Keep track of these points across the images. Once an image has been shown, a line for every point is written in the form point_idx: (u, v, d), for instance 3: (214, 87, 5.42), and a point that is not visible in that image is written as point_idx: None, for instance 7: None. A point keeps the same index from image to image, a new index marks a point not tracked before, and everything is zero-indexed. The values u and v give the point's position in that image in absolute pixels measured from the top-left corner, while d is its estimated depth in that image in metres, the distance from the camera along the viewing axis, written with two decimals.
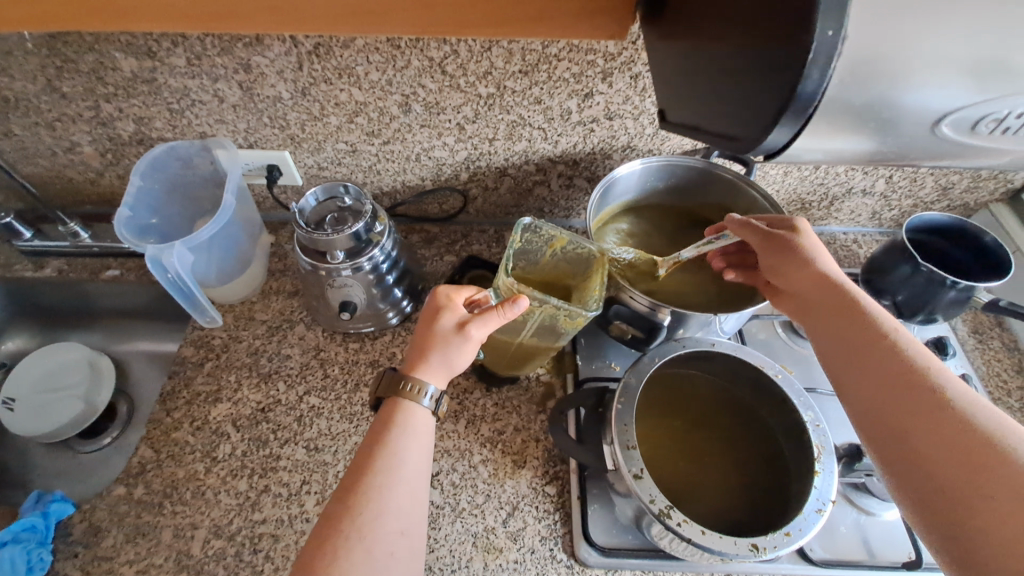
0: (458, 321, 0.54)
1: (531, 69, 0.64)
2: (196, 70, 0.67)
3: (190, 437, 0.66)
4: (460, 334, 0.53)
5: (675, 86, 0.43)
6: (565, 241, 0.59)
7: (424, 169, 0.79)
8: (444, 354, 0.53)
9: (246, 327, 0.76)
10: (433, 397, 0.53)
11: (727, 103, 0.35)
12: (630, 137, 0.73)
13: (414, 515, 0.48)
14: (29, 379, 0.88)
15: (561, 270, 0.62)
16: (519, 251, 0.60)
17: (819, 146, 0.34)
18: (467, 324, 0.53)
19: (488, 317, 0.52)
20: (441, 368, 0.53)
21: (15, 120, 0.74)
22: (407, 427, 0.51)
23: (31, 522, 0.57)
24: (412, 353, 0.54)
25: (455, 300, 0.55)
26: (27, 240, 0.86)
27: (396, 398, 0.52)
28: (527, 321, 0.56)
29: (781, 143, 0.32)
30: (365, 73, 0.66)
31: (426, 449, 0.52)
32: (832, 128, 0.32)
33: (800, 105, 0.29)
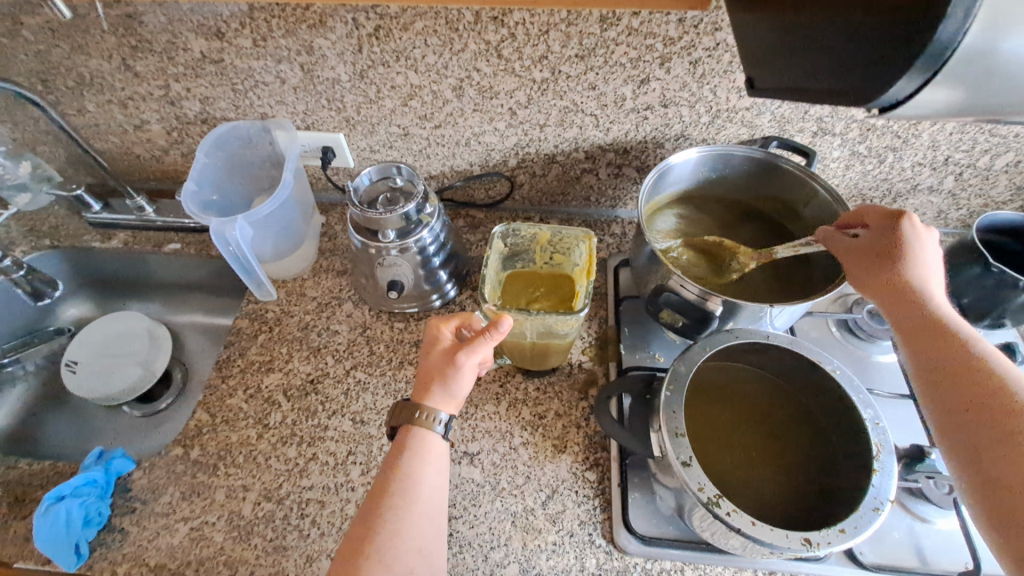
0: (449, 353, 0.55)
1: (587, 54, 0.64)
2: (261, 51, 0.69)
3: (244, 403, 0.69)
4: (452, 365, 0.54)
5: (767, 55, 0.44)
6: (548, 236, 0.67)
7: (473, 154, 0.80)
8: (441, 382, 0.54)
9: (298, 302, 0.79)
10: (445, 421, 0.54)
11: (846, 63, 0.34)
12: (685, 125, 0.72)
13: (431, 533, 0.50)
14: (92, 345, 0.93)
15: (556, 266, 0.70)
16: (511, 253, 0.69)
17: (940, 105, 0.30)
18: (457, 352, 0.54)
19: (477, 343, 0.53)
20: (444, 394, 0.54)
21: (89, 97, 0.78)
22: (422, 454, 0.52)
23: (92, 476, 0.61)
24: (416, 386, 0.56)
25: (444, 330, 0.57)
26: (96, 212, 0.91)
27: (404, 428, 0.53)
28: (525, 330, 0.59)
29: (907, 96, 0.30)
30: (422, 56, 0.67)
31: (442, 469, 0.54)
32: (957, 82, 0.28)
33: (931, 55, 0.27)
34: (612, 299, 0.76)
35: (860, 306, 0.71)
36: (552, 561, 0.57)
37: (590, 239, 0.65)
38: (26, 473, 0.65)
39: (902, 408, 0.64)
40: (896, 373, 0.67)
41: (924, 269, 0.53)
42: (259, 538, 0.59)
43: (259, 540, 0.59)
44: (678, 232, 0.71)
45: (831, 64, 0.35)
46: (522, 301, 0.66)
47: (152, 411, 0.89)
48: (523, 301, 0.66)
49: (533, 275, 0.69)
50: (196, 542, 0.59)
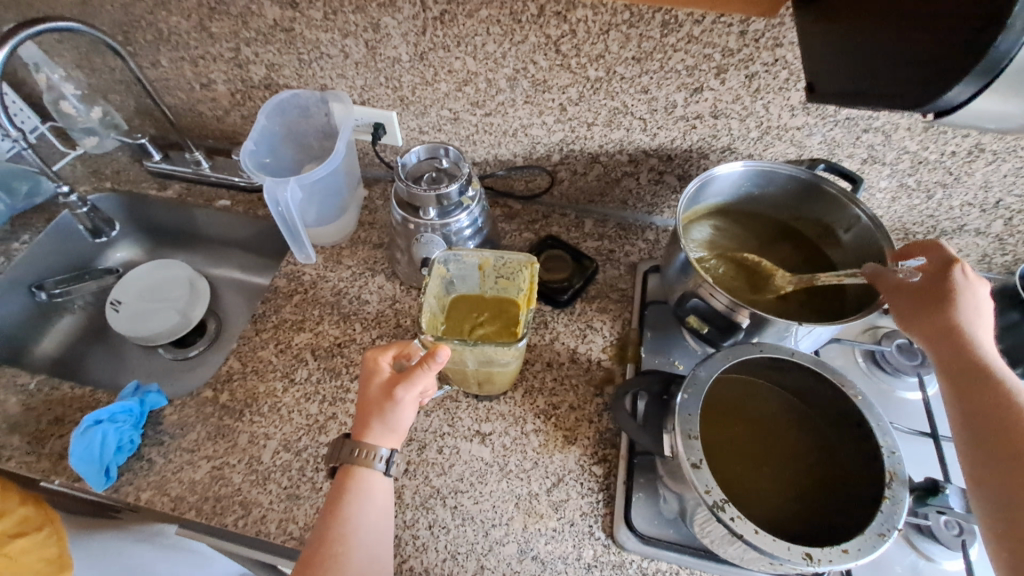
0: (387, 387, 0.56)
1: (645, 57, 0.65)
2: (330, 24, 0.72)
3: (274, 357, 0.73)
4: (390, 400, 0.55)
5: (831, 63, 0.45)
6: (490, 262, 0.68)
7: (518, 145, 0.82)
8: (381, 418, 0.56)
9: (334, 269, 0.81)
10: (385, 457, 0.56)
11: (908, 71, 0.36)
12: (733, 138, 0.72)
13: (379, 559, 0.53)
14: (137, 288, 0.97)
15: (500, 293, 0.71)
16: (453, 279, 0.70)
17: (990, 114, 0.32)
18: (395, 387, 0.56)
19: (414, 375, 0.55)
20: (386, 428, 0.56)
21: (164, 52, 0.83)
22: (361, 492, 0.55)
23: (129, 406, 0.64)
24: (357, 418, 0.57)
25: (384, 365, 0.58)
26: (156, 162, 0.95)
27: (347, 466, 0.56)
28: (466, 359, 0.60)
29: (960, 103, 0.33)
30: (482, 44, 0.69)
31: (386, 498, 0.56)
32: (1009, 93, 0.31)
33: (992, 62, 0.30)
34: (638, 302, 0.77)
35: (889, 339, 0.71)
36: (550, 546, 0.58)
37: (532, 266, 0.67)
38: (67, 395, 0.69)
39: (919, 445, 0.64)
40: (918, 411, 0.67)
41: (976, 322, 0.52)
42: (274, 484, 0.62)
43: (274, 486, 0.62)
44: (713, 244, 0.72)
45: (896, 71, 0.37)
46: (467, 327, 0.67)
47: (183, 356, 0.94)
48: (468, 326, 0.67)
49: (476, 300, 0.70)
50: (215, 480, 0.62)
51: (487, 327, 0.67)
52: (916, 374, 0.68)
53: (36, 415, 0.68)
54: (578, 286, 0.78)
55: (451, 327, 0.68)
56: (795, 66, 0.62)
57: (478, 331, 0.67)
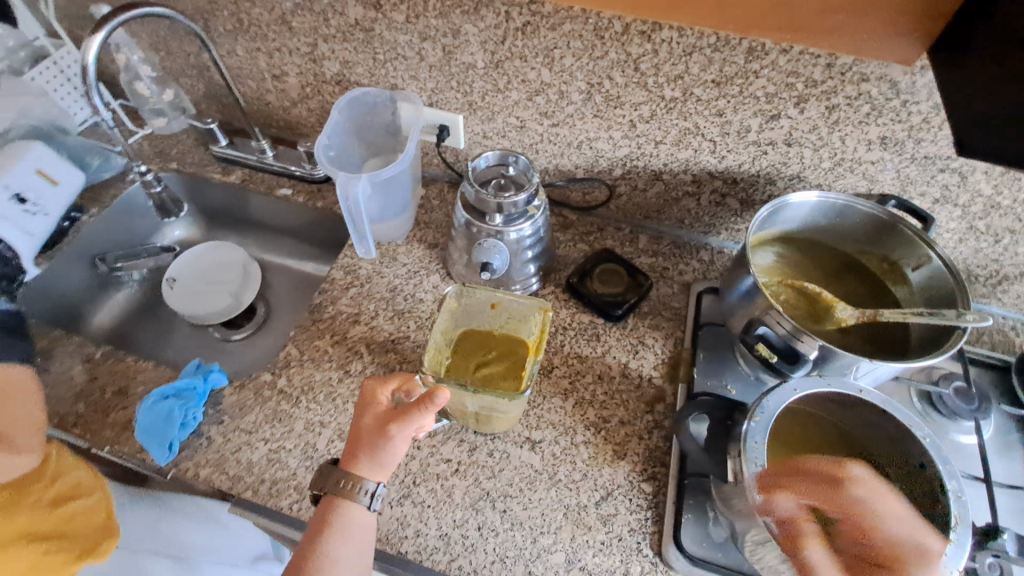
0: (383, 422, 0.58)
1: (725, 81, 0.66)
2: (411, 28, 0.73)
3: (329, 347, 0.74)
4: (385, 436, 0.57)
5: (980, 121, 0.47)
6: (502, 302, 0.69)
7: (580, 157, 0.83)
8: (371, 454, 0.58)
9: (389, 265, 0.83)
10: (370, 492, 0.57)
11: None
12: (803, 167, 0.72)
13: None
14: (194, 267, 0.99)
15: (510, 332, 0.70)
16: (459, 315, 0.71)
17: None
18: (391, 423, 0.57)
19: (409, 417, 0.57)
20: (372, 464, 0.58)
21: (242, 42, 0.84)
22: (342, 527, 0.56)
23: (192, 384, 0.66)
24: (349, 448, 0.59)
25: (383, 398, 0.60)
26: (221, 146, 0.97)
27: (333, 496, 0.57)
28: (467, 401, 0.61)
29: None
30: (561, 56, 0.69)
31: (367, 538, 0.57)
32: None
33: None
34: (691, 322, 0.78)
35: (947, 381, 0.70)
36: (598, 559, 0.60)
37: (545, 312, 0.68)
38: (131, 368, 0.72)
39: (970, 490, 0.63)
40: (972, 455, 0.66)
41: None
42: None
43: None
44: (774, 271, 0.72)
45: None
46: (473, 364, 0.67)
47: (227, 337, 0.96)
48: (473, 363, 0.67)
49: (485, 337, 0.69)
50: (272, 464, 0.64)
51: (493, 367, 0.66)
52: (973, 419, 0.67)
53: (101, 384, 0.70)
54: (633, 301, 0.78)
55: (459, 362, 0.67)
56: (878, 101, 0.62)
57: (484, 369, 0.66)
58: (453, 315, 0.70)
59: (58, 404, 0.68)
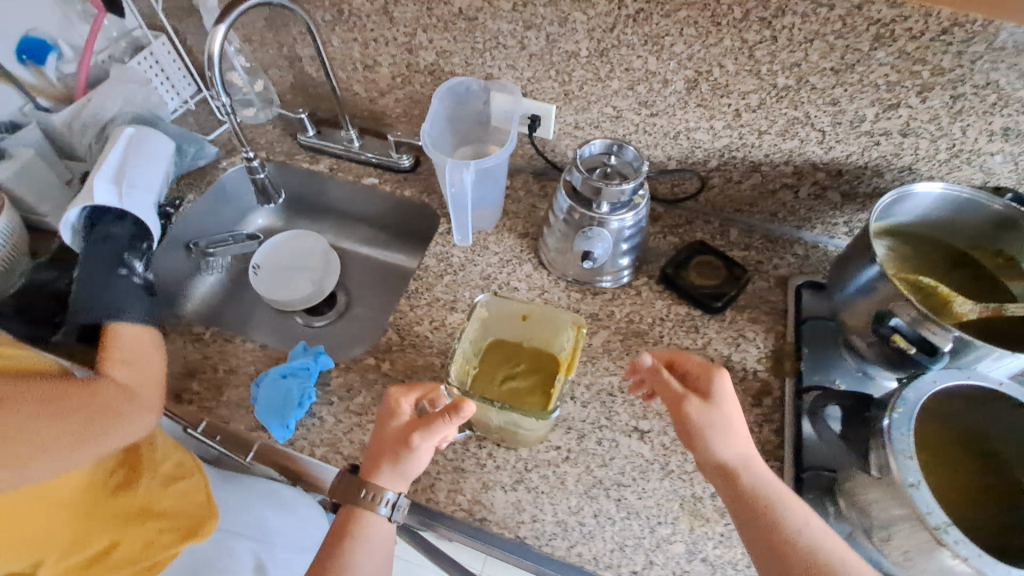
0: (405, 432, 0.59)
1: (844, 69, 0.64)
2: (516, 16, 0.73)
3: (429, 333, 0.75)
4: (408, 447, 0.58)
5: None
6: (535, 313, 0.69)
7: (675, 148, 0.82)
8: (393, 460, 0.58)
9: (481, 254, 0.83)
10: (390, 504, 0.58)
11: None
12: (916, 158, 0.70)
13: None
14: (278, 255, 1.01)
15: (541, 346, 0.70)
16: (488, 325, 0.71)
17: None
18: (413, 434, 0.58)
19: (433, 427, 0.57)
20: (393, 471, 0.58)
21: (338, 33, 0.85)
22: (362, 536, 0.58)
23: (305, 364, 0.68)
24: (369, 458, 0.60)
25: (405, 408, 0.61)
26: (308, 136, 0.99)
27: (353, 506, 0.58)
28: (491, 417, 0.60)
29: None
30: (671, 44, 0.69)
31: (384, 546, 0.59)
32: None
33: None
34: (793, 316, 0.77)
35: None
36: (718, 550, 0.59)
37: (580, 328, 0.67)
38: (239, 349, 0.73)
39: None
40: None
41: None
42: (440, 456, 0.64)
43: (440, 457, 0.64)
44: (892, 263, 0.70)
45: None
46: (498, 376, 0.67)
47: (310, 324, 0.97)
48: (501, 374, 0.67)
49: (514, 349, 0.69)
50: None
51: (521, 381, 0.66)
52: None
53: (212, 364, 0.72)
54: (733, 293, 0.77)
55: (485, 373, 0.67)
56: (1006, 91, 0.61)
57: (510, 382, 0.66)
58: (485, 324, 0.70)
59: (173, 382, 0.70)
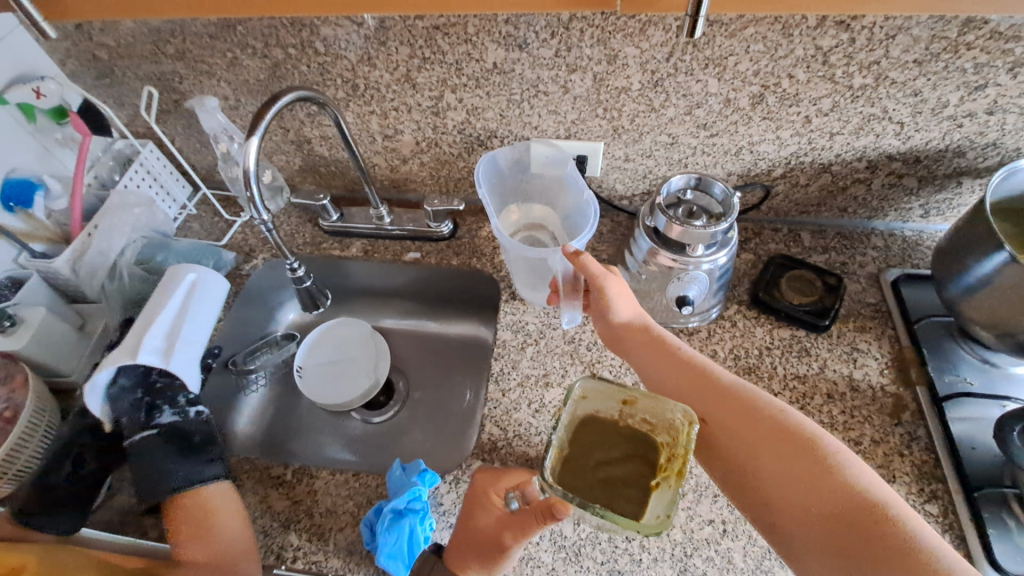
0: (497, 528, 0.55)
1: (928, 59, 0.60)
2: (559, 61, 0.67)
3: (532, 418, 0.68)
4: (500, 547, 0.55)
5: None
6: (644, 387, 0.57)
7: (737, 163, 0.77)
8: (483, 559, 0.55)
9: (557, 315, 0.77)
10: None
11: None
12: (1002, 133, 0.67)
13: None
14: (316, 351, 0.92)
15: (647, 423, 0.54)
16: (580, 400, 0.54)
17: None
18: (507, 536, 0.54)
19: (528, 530, 0.53)
20: (482, 569, 0.55)
21: (354, 108, 0.78)
22: None
23: (419, 493, 0.61)
24: (455, 544, 0.57)
25: (495, 497, 0.58)
26: (332, 220, 0.91)
27: None
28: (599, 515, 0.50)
29: None
30: (735, 63, 0.64)
31: None
32: None
33: None
34: (900, 317, 0.73)
35: None
36: None
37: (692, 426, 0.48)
38: (331, 483, 0.66)
39: None
40: None
41: None
42: (591, 561, 0.58)
43: (591, 562, 0.58)
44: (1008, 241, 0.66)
45: None
46: (593, 459, 0.50)
47: (368, 420, 0.89)
48: (595, 457, 0.50)
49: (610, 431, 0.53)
50: (527, 562, 0.58)
51: (622, 468, 0.50)
52: None
53: (306, 508, 0.64)
54: (835, 306, 0.73)
55: (575, 457, 0.50)
56: None
57: (606, 467, 0.50)
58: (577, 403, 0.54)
59: (269, 539, 0.62)
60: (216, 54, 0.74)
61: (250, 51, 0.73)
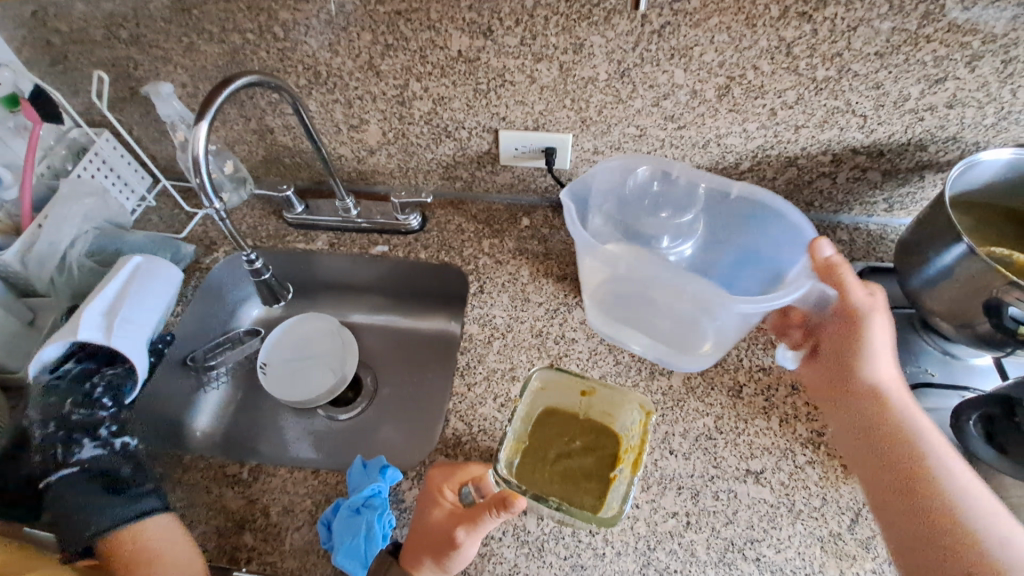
0: (447, 522, 0.55)
1: (889, 51, 0.61)
2: (524, 50, 0.66)
3: (497, 413, 0.67)
4: (449, 542, 0.53)
5: None
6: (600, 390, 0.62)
7: (705, 156, 0.76)
8: (436, 556, 0.54)
9: (525, 308, 0.76)
10: None
11: None
12: (961, 127, 0.68)
13: None
14: (281, 347, 0.89)
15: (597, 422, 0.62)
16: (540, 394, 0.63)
17: None
18: (457, 528, 0.54)
19: (480, 521, 0.53)
20: (437, 567, 0.54)
21: (316, 96, 0.76)
22: None
23: (378, 488, 0.59)
24: (410, 543, 0.57)
25: (444, 492, 0.57)
26: (297, 213, 0.89)
27: None
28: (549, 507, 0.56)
29: None
30: (701, 53, 0.64)
31: None
32: None
33: None
34: None
35: None
36: None
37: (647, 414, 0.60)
38: (289, 481, 0.64)
39: None
40: None
41: None
42: (553, 557, 0.57)
43: (553, 558, 0.57)
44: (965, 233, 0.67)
45: None
46: (551, 454, 0.59)
47: (334, 418, 0.86)
48: (554, 452, 0.59)
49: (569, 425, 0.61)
50: (488, 559, 0.57)
51: (578, 461, 0.59)
52: None
53: (262, 507, 0.62)
54: None
55: (535, 452, 0.59)
56: None
57: (565, 461, 0.59)
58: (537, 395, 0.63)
59: (222, 540, 0.60)
60: (171, 39, 0.72)
61: (206, 36, 0.71)
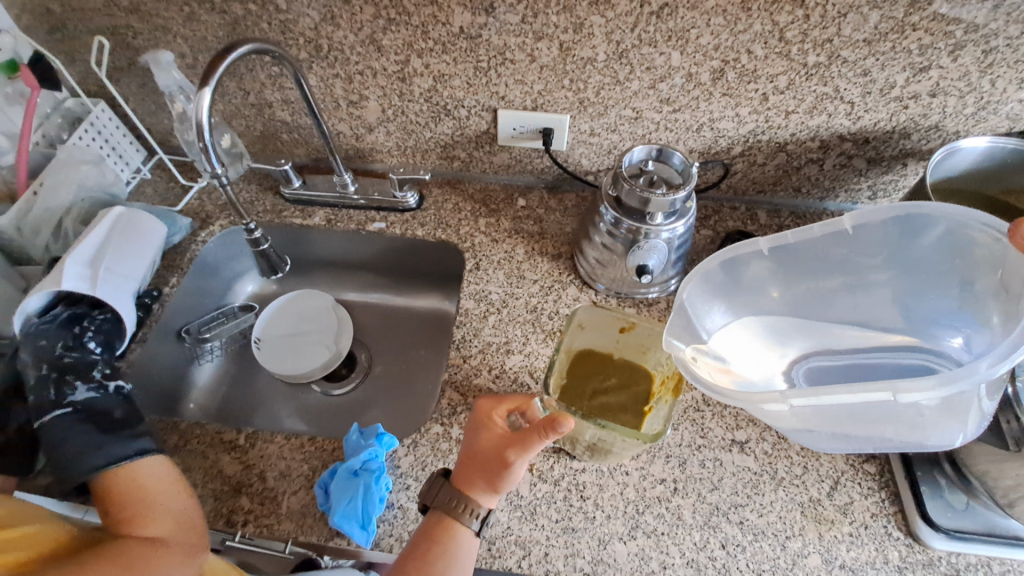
0: (500, 444, 0.57)
1: (877, 38, 0.63)
2: (526, 28, 0.68)
3: (492, 383, 0.69)
4: (503, 463, 0.55)
5: None
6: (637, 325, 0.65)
7: (698, 140, 0.78)
8: (490, 478, 0.56)
9: (520, 285, 0.78)
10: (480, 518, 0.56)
11: None
12: (943, 116, 0.71)
13: None
14: (276, 323, 0.90)
15: (633, 358, 0.66)
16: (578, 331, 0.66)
17: None
18: (508, 451, 0.56)
19: (529, 442, 0.55)
20: (488, 489, 0.56)
21: (317, 69, 0.76)
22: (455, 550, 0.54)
23: (375, 454, 0.60)
24: (460, 467, 0.58)
25: (496, 418, 0.60)
26: (294, 188, 0.89)
27: (445, 516, 0.55)
28: (585, 434, 0.58)
29: None
30: (697, 36, 0.65)
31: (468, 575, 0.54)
32: None
33: None
34: None
35: None
36: (853, 552, 0.57)
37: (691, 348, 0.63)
38: (285, 446, 0.65)
39: None
40: None
41: None
42: (545, 519, 0.59)
43: (546, 520, 0.59)
44: None
45: None
46: (589, 389, 0.62)
47: (328, 393, 0.87)
48: (592, 387, 0.62)
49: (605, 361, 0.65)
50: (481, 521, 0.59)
51: (614, 397, 0.62)
52: None
53: (259, 472, 0.63)
54: None
55: (573, 388, 0.62)
56: None
57: (601, 397, 0.62)
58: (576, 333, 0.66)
59: (219, 502, 0.61)
60: (171, 8, 0.72)
61: (208, 6, 0.71)
